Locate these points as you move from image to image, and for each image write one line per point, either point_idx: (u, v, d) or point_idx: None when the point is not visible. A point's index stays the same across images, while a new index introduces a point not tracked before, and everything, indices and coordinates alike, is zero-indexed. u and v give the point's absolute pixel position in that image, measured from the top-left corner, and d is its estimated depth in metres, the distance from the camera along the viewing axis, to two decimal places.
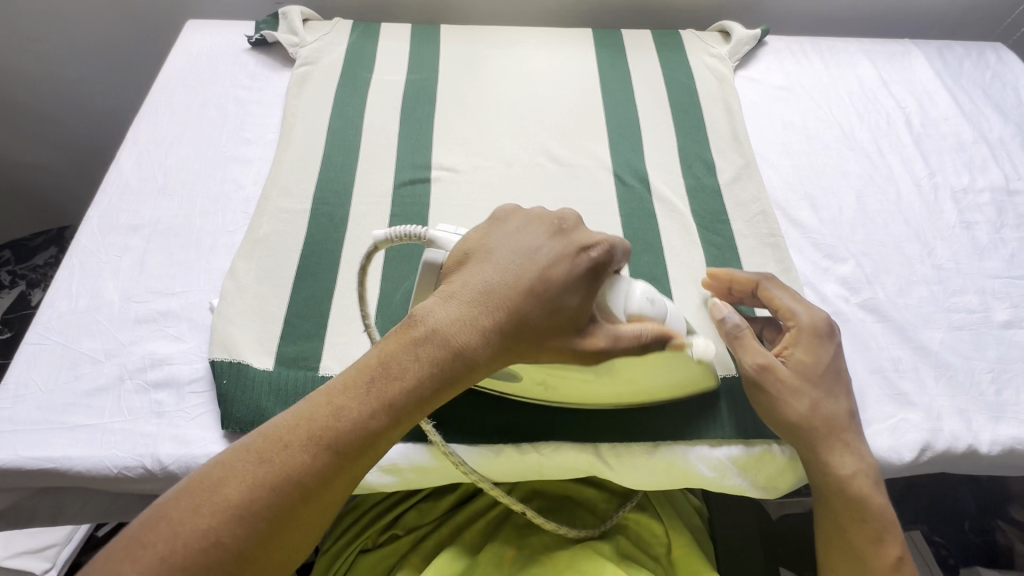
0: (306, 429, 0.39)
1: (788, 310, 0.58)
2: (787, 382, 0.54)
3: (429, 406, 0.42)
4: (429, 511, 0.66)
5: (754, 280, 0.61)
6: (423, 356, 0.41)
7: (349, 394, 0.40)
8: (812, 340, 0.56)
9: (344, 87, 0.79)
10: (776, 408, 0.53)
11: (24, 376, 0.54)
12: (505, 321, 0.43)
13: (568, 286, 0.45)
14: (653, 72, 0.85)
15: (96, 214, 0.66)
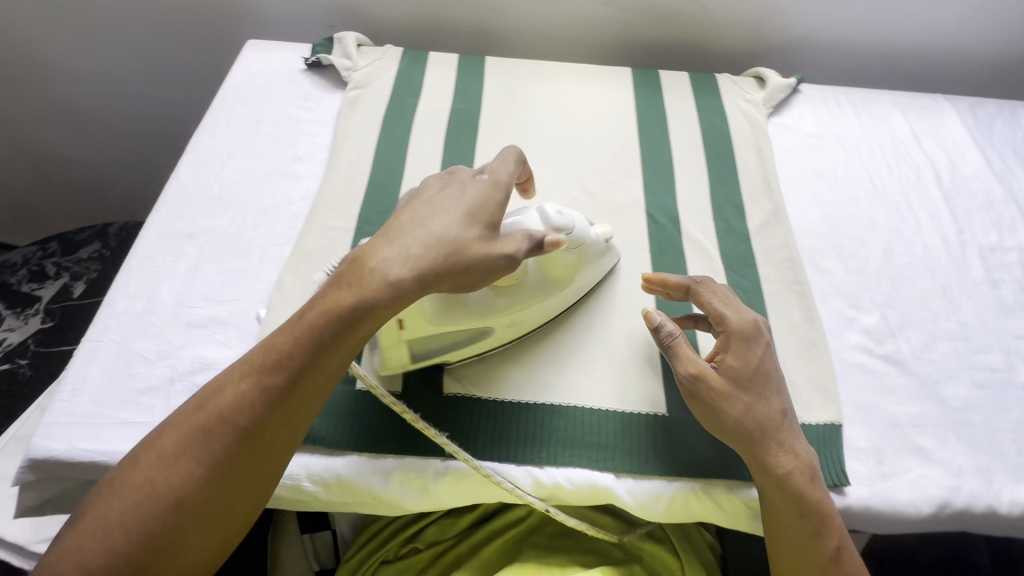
0: (240, 369, 0.49)
1: (719, 313, 0.58)
2: (721, 391, 0.54)
3: (355, 334, 0.48)
4: (451, 526, 0.69)
5: (685, 282, 0.61)
6: (348, 290, 0.49)
7: (281, 339, 0.49)
8: (741, 342, 0.56)
9: (393, 112, 0.83)
10: (713, 417, 0.54)
11: (83, 371, 0.58)
12: (415, 246, 0.50)
13: (470, 208, 0.53)
14: (688, 114, 0.88)
15: (156, 219, 0.70)
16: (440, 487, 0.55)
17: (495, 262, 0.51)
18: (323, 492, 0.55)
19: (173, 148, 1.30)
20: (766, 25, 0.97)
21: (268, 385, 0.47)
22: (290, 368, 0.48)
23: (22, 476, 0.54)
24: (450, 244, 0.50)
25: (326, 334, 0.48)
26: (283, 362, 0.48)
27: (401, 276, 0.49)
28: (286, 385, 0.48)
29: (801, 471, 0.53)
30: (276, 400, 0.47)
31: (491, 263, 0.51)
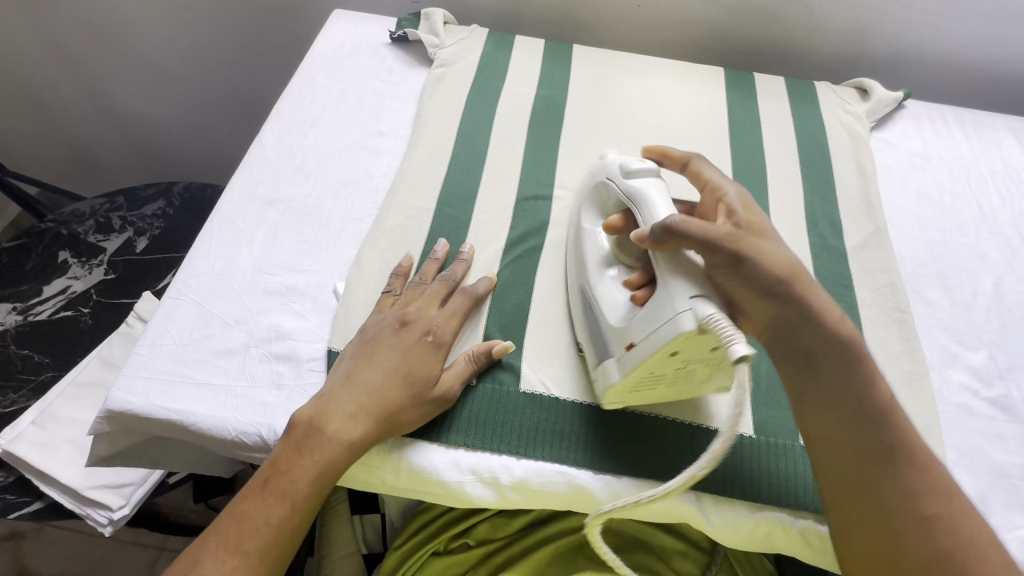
0: (214, 540, 0.48)
1: (719, 178, 0.59)
2: (753, 243, 0.51)
3: (320, 489, 0.49)
4: (505, 526, 0.67)
5: (684, 157, 0.62)
6: (306, 451, 0.49)
7: (246, 502, 0.49)
8: (747, 203, 0.56)
9: (477, 94, 0.80)
10: (746, 279, 0.50)
11: (162, 327, 0.58)
12: (366, 405, 0.51)
13: (414, 365, 0.53)
14: (784, 122, 0.83)
15: (238, 182, 0.69)
16: (513, 485, 0.52)
17: (434, 412, 0.52)
18: (389, 476, 0.53)
19: (243, 117, 1.32)
20: (875, 34, 0.91)
21: (246, 553, 0.47)
22: (266, 536, 0.48)
23: (98, 426, 0.54)
24: (397, 403, 0.51)
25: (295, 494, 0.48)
26: (253, 529, 0.48)
27: (355, 437, 0.50)
28: (265, 549, 0.47)
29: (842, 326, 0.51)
30: (256, 563, 0.47)
31: (426, 415, 0.52)
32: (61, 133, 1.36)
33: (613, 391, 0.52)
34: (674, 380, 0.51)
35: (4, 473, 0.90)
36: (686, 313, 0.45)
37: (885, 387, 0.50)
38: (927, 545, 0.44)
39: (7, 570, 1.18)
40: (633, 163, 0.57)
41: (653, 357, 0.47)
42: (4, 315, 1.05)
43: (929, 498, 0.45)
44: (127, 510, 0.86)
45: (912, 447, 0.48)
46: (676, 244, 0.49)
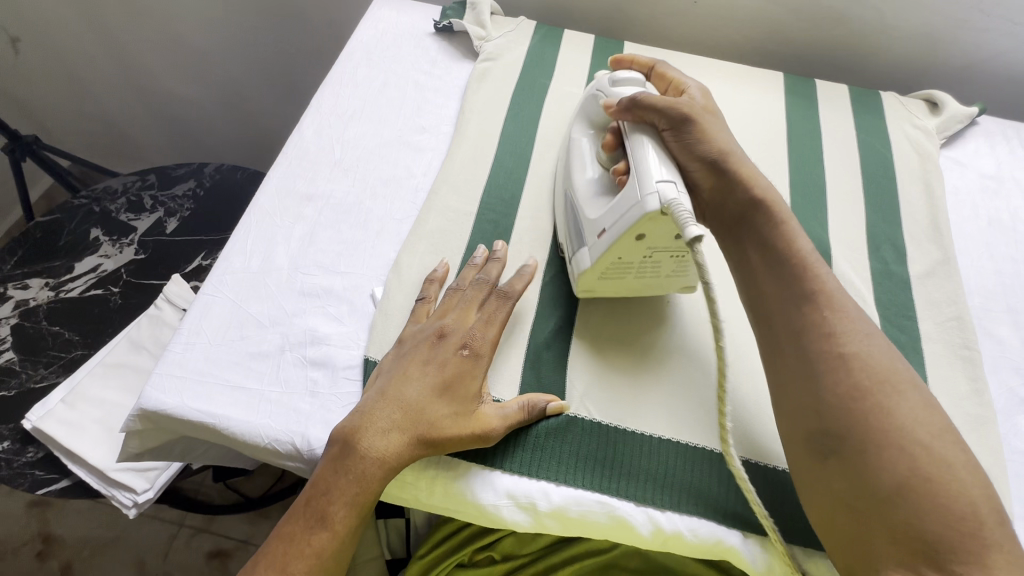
0: (263, 564, 0.47)
1: (679, 79, 0.65)
2: (704, 117, 0.59)
3: (363, 509, 0.48)
4: (530, 542, 0.65)
5: (650, 61, 0.67)
6: (344, 470, 0.47)
7: (292, 523, 0.48)
8: (704, 96, 0.64)
9: (523, 91, 0.77)
10: (691, 146, 0.57)
11: (197, 325, 0.56)
12: (405, 422, 0.49)
13: (451, 382, 0.51)
14: (848, 134, 0.78)
15: (276, 175, 0.67)
16: (551, 512, 0.50)
17: (473, 435, 0.49)
18: (424, 494, 0.51)
19: (277, 101, 1.30)
20: (950, 43, 0.85)
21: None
22: (312, 559, 0.47)
23: (130, 423, 0.53)
24: (434, 422, 0.49)
25: (336, 516, 0.47)
26: (298, 552, 0.47)
27: (395, 456, 0.48)
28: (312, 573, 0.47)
29: (764, 187, 0.56)
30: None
31: (463, 438, 0.49)
32: (95, 106, 1.36)
33: (585, 276, 0.56)
34: (643, 270, 0.55)
35: (34, 448, 0.91)
36: (653, 197, 0.50)
37: (804, 242, 0.53)
38: (843, 383, 0.45)
39: (33, 535, 1.21)
40: (622, 74, 0.62)
41: (621, 239, 0.52)
42: (37, 291, 1.06)
43: (846, 340, 0.47)
44: (152, 493, 0.87)
45: (831, 295, 0.49)
46: (641, 113, 0.57)
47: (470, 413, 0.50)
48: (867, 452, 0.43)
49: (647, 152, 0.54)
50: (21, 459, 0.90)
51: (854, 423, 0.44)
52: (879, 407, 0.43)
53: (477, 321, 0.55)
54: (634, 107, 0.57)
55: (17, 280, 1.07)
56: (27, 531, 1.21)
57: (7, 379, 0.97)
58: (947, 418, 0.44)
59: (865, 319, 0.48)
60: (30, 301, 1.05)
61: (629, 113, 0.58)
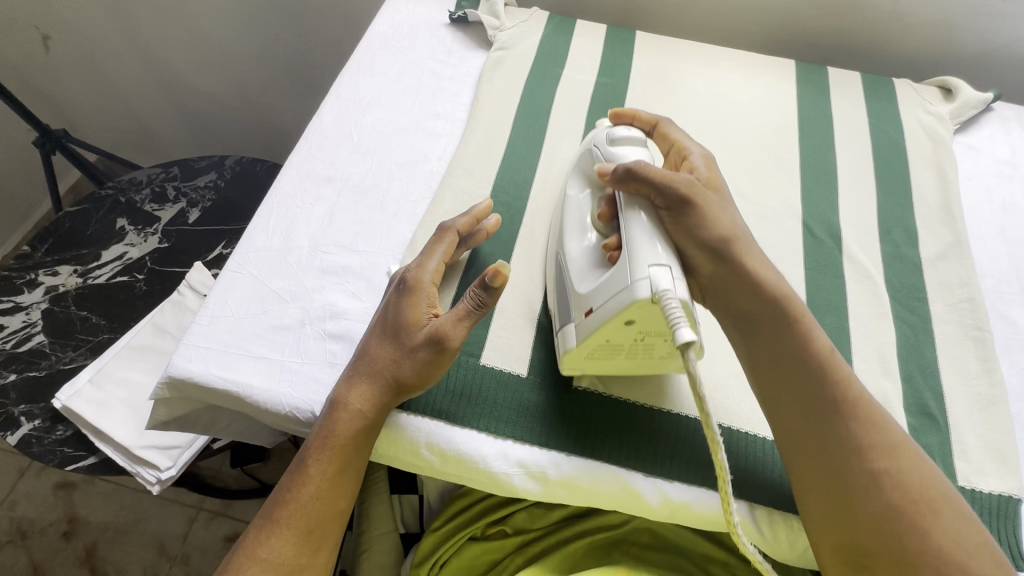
0: (265, 517, 0.51)
1: (682, 143, 0.60)
2: (706, 196, 0.53)
3: (342, 457, 0.51)
4: (542, 517, 0.66)
5: (653, 119, 0.63)
6: (322, 422, 0.51)
7: (287, 479, 0.51)
8: (709, 164, 0.58)
9: (536, 79, 0.78)
10: (694, 233, 0.52)
11: (221, 299, 0.59)
12: (363, 368, 0.52)
13: (398, 319, 0.53)
14: (859, 120, 0.78)
15: (297, 158, 0.70)
16: (561, 481, 0.52)
17: (431, 358, 0.51)
18: (438, 463, 0.53)
19: (295, 96, 1.33)
20: (964, 30, 0.85)
21: (283, 525, 0.49)
22: (305, 507, 0.50)
23: (159, 392, 0.55)
24: (386, 360, 0.52)
25: (319, 468, 0.50)
26: (288, 503, 0.50)
27: (357, 398, 0.51)
28: (305, 519, 0.50)
29: (776, 281, 0.53)
30: (292, 535, 0.49)
31: (423, 366, 0.51)
32: (121, 101, 1.40)
33: (569, 356, 0.52)
34: (632, 353, 0.51)
35: (63, 427, 0.95)
36: (646, 284, 0.46)
37: (823, 339, 0.51)
38: (880, 500, 0.45)
39: (58, 516, 1.25)
40: (620, 131, 0.59)
41: (609, 324, 0.48)
42: (66, 277, 1.10)
43: (879, 455, 0.47)
44: (174, 471, 0.92)
45: (856, 404, 0.49)
46: (635, 186, 0.52)
47: (415, 341, 0.52)
48: (901, 564, 0.44)
49: (643, 231, 0.50)
50: (51, 437, 0.94)
51: (888, 535, 0.44)
52: (921, 528, 0.44)
53: (417, 260, 0.57)
54: (628, 173, 0.52)
55: (47, 267, 1.11)
56: (53, 512, 1.25)
57: (38, 361, 1.01)
58: (982, 528, 0.45)
59: (893, 427, 0.48)
60: (60, 287, 1.09)
61: (623, 184, 0.53)
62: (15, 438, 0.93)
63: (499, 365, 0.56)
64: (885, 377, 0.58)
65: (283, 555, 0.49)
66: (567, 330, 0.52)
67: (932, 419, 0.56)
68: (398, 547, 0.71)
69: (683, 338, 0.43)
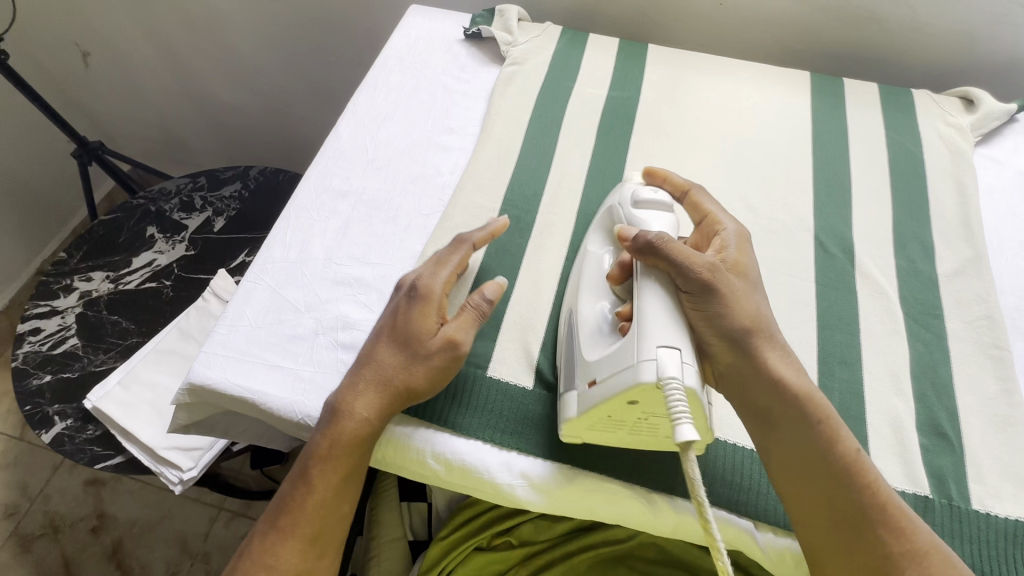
0: (273, 518, 0.53)
1: (713, 216, 0.59)
2: (730, 282, 0.52)
3: (347, 464, 0.52)
4: (548, 529, 0.68)
5: (686, 184, 0.61)
6: (326, 429, 0.52)
7: (291, 482, 0.53)
8: (740, 242, 0.56)
9: (547, 93, 0.80)
10: (715, 323, 0.50)
11: (240, 309, 0.61)
12: (371, 376, 0.53)
13: (408, 327, 0.54)
14: (875, 132, 0.77)
15: (314, 173, 0.72)
16: (562, 493, 0.53)
17: (444, 366, 0.53)
18: (445, 473, 0.54)
19: (317, 107, 1.37)
20: (988, 39, 0.83)
21: (288, 533, 0.51)
22: (311, 510, 0.52)
23: (179, 397, 0.58)
24: (395, 367, 0.53)
25: (323, 479, 0.52)
26: (292, 510, 0.52)
27: (364, 406, 0.52)
28: (310, 521, 0.52)
29: (797, 379, 0.51)
30: (297, 543, 0.51)
31: (436, 372, 0.53)
32: (153, 114, 1.46)
33: (571, 425, 0.51)
34: (635, 429, 0.50)
35: (93, 426, 1.00)
36: (653, 368, 0.45)
37: (849, 441, 0.50)
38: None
39: (87, 512, 1.30)
40: (645, 193, 0.58)
41: (611, 401, 0.47)
42: (98, 283, 1.15)
43: (910, 562, 0.47)
44: (196, 472, 0.95)
45: (884, 506, 0.48)
46: (654, 260, 0.51)
47: (426, 348, 0.53)
48: None
49: (654, 309, 0.49)
50: (82, 436, 0.99)
51: None
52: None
53: (427, 267, 0.57)
54: (652, 242, 0.51)
55: (81, 273, 1.16)
56: (82, 508, 1.30)
57: (71, 363, 1.06)
58: None
59: (924, 533, 0.48)
60: (93, 293, 1.14)
61: (641, 255, 0.52)
62: (49, 436, 0.98)
63: (505, 377, 0.57)
64: (896, 396, 0.57)
65: (289, 562, 0.51)
66: (568, 396, 0.52)
67: (945, 440, 0.55)
68: (406, 554, 0.72)
69: (684, 437, 0.42)
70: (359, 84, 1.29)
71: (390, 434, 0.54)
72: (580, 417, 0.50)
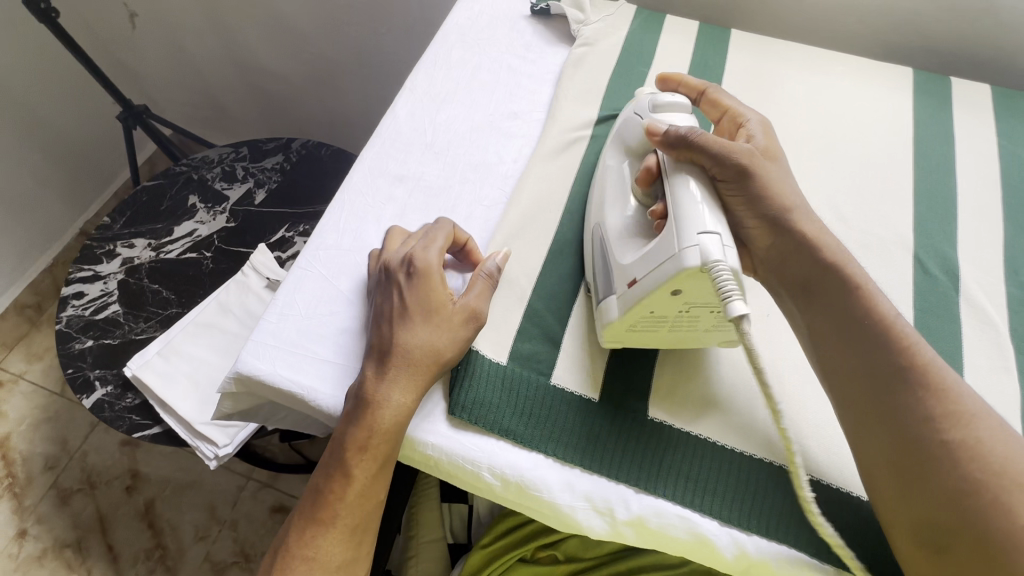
0: (308, 516, 0.49)
1: (734, 109, 0.60)
2: (764, 166, 0.53)
3: (384, 454, 0.49)
4: (594, 548, 0.65)
5: (701, 85, 0.62)
6: (359, 421, 0.48)
7: (325, 475, 0.50)
8: (765, 130, 0.58)
9: (621, 78, 0.73)
10: (755, 206, 0.52)
11: (291, 297, 0.58)
12: (397, 362, 0.50)
13: (424, 302, 0.52)
14: (986, 141, 0.69)
15: (370, 154, 0.68)
16: (629, 521, 0.49)
17: (469, 335, 0.52)
18: (503, 490, 0.50)
19: (362, 80, 1.32)
20: None
21: (327, 525, 0.49)
22: (348, 503, 0.49)
23: (226, 386, 0.56)
24: (420, 344, 0.51)
25: (360, 470, 0.49)
26: (328, 505, 0.49)
27: (398, 394, 0.49)
28: (350, 514, 0.49)
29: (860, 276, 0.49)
30: (337, 534, 0.49)
31: (461, 343, 0.52)
32: (197, 79, 1.44)
33: (613, 329, 0.50)
34: (677, 324, 0.49)
35: (132, 395, 1.00)
36: (690, 248, 0.44)
37: (886, 305, 0.48)
38: (954, 471, 0.41)
39: (121, 471, 1.32)
40: (665, 97, 0.56)
41: (655, 294, 0.46)
42: (140, 250, 1.15)
43: (952, 425, 0.42)
44: (231, 448, 0.95)
45: (926, 369, 0.44)
46: (687, 152, 0.51)
47: (453, 321, 0.52)
48: (990, 548, 0.38)
49: (690, 198, 0.47)
50: (121, 403, 0.99)
51: (970, 518, 0.39)
52: (997, 501, 0.39)
53: (418, 244, 0.55)
54: (686, 133, 0.51)
55: (124, 239, 1.16)
56: (117, 467, 1.32)
57: (112, 329, 1.06)
58: None
59: (969, 401, 0.43)
60: (134, 260, 1.14)
61: (674, 148, 0.51)
62: (89, 401, 0.99)
63: (571, 388, 0.53)
64: None
65: (331, 553, 0.48)
66: (608, 301, 0.51)
67: None
68: (445, 556, 0.71)
69: (735, 313, 0.42)
70: (408, 58, 1.23)
71: (455, 448, 0.51)
72: (626, 324, 0.49)
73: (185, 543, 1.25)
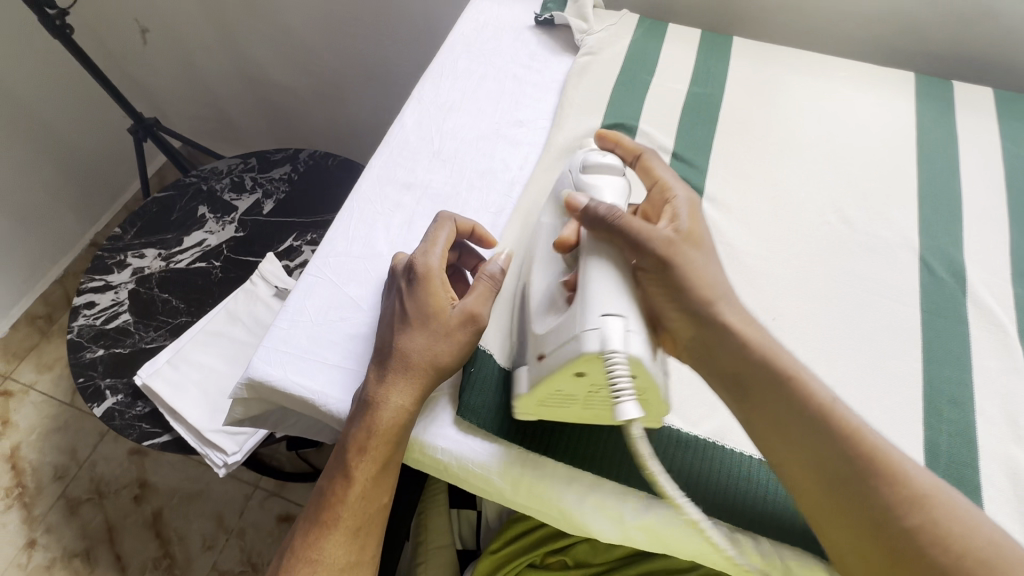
0: (313, 519, 0.50)
1: (665, 182, 0.56)
2: (686, 254, 0.49)
3: (386, 457, 0.49)
4: (602, 552, 0.64)
5: (636, 150, 0.58)
6: (361, 423, 0.49)
7: (330, 479, 0.50)
8: (692, 210, 0.53)
9: (625, 86, 0.74)
10: (676, 296, 0.48)
11: (301, 303, 0.59)
12: (398, 365, 0.50)
13: (423, 307, 0.52)
14: (990, 145, 0.70)
15: (378, 162, 0.69)
16: (639, 525, 0.49)
17: (470, 340, 0.52)
18: (511, 492, 0.51)
19: (368, 91, 1.34)
20: None
21: (331, 527, 0.49)
22: (351, 506, 0.49)
23: (238, 392, 0.56)
24: (419, 349, 0.51)
25: (362, 472, 0.49)
26: (332, 507, 0.50)
27: (399, 396, 0.50)
28: (353, 516, 0.49)
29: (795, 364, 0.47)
30: (341, 536, 0.49)
31: (462, 347, 0.52)
32: (206, 92, 1.46)
33: (524, 401, 0.49)
34: (584, 403, 0.48)
35: (142, 403, 1.01)
36: (590, 336, 0.44)
37: (824, 391, 0.46)
38: (919, 559, 0.41)
39: (130, 480, 1.32)
40: (594, 157, 0.56)
41: (557, 373, 0.45)
42: (151, 260, 1.16)
43: (910, 510, 0.42)
44: (240, 455, 0.96)
45: (878, 458, 0.44)
46: (603, 233, 0.49)
47: (452, 327, 0.52)
48: None
49: (599, 278, 0.47)
50: (131, 412, 1.00)
51: None
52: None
53: (420, 249, 0.55)
54: (603, 211, 0.49)
55: (135, 249, 1.17)
56: (126, 476, 1.33)
57: (123, 338, 1.07)
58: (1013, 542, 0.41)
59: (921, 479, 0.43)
60: (145, 269, 1.15)
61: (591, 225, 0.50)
62: (100, 409, 1.00)
63: None
64: (1014, 444, 0.51)
65: (336, 556, 0.49)
66: (519, 372, 0.50)
67: None
68: (454, 563, 0.71)
69: (625, 415, 0.43)
70: (413, 69, 1.25)
71: (462, 452, 0.51)
72: (531, 399, 0.49)
73: (192, 551, 1.25)
